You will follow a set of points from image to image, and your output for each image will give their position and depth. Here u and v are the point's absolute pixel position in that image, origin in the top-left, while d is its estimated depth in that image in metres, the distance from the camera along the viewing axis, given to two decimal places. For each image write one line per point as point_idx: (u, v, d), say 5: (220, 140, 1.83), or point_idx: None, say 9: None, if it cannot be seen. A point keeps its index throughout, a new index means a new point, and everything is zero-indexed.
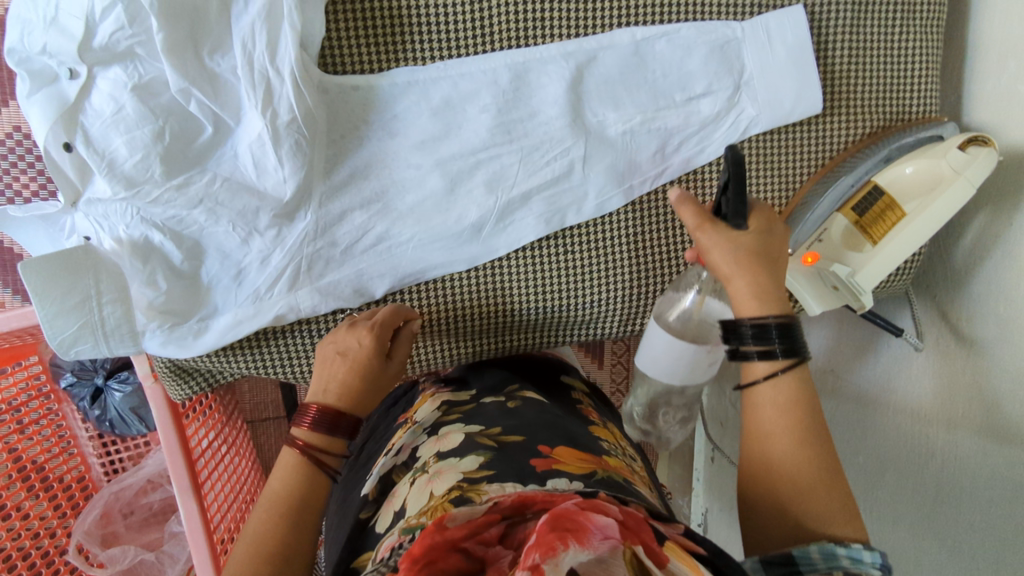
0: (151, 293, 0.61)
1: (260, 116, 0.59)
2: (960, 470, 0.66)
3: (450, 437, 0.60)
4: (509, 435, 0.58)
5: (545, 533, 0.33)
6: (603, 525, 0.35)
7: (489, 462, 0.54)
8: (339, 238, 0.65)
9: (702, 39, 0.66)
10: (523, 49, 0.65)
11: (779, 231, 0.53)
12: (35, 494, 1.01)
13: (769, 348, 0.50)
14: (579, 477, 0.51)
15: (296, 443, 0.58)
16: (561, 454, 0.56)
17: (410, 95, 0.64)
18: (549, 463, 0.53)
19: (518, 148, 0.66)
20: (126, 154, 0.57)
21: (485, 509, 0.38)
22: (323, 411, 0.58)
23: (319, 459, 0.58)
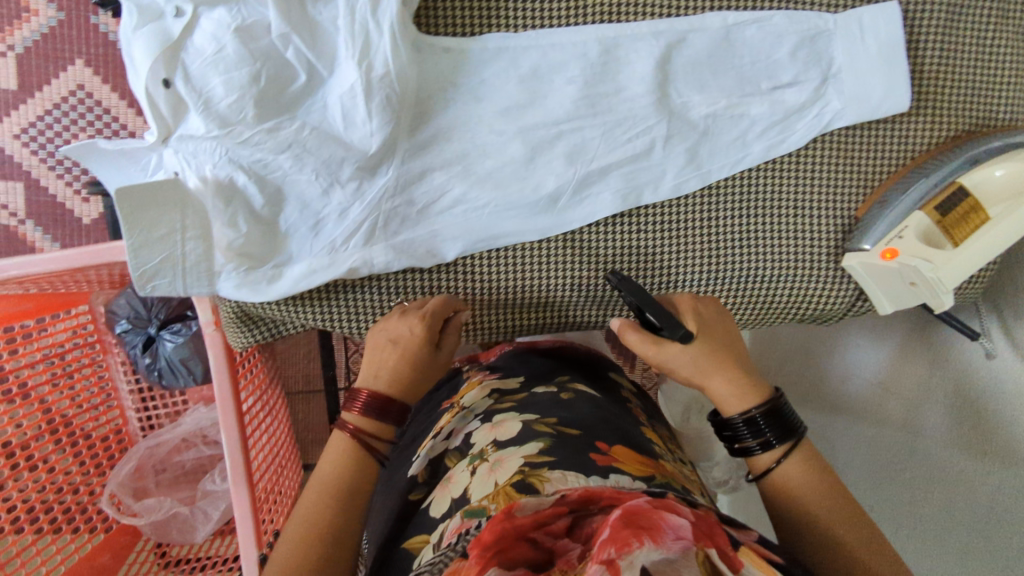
0: (231, 235, 0.61)
1: (356, 67, 0.60)
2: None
3: (509, 426, 0.66)
4: (565, 427, 0.65)
5: (620, 528, 0.36)
6: (676, 525, 0.37)
7: (550, 449, 0.59)
8: (416, 197, 0.65)
9: (793, 28, 0.66)
10: (614, 24, 0.65)
11: (712, 321, 0.61)
12: (62, 449, 1.00)
13: (765, 440, 0.56)
14: (640, 479, 0.56)
15: (347, 429, 0.61)
16: (617, 451, 0.61)
17: (499, 61, 0.64)
18: (609, 460, 0.58)
19: (601, 123, 0.66)
20: (222, 93, 0.58)
21: (554, 501, 0.41)
22: (371, 398, 0.62)
23: (368, 445, 0.61)
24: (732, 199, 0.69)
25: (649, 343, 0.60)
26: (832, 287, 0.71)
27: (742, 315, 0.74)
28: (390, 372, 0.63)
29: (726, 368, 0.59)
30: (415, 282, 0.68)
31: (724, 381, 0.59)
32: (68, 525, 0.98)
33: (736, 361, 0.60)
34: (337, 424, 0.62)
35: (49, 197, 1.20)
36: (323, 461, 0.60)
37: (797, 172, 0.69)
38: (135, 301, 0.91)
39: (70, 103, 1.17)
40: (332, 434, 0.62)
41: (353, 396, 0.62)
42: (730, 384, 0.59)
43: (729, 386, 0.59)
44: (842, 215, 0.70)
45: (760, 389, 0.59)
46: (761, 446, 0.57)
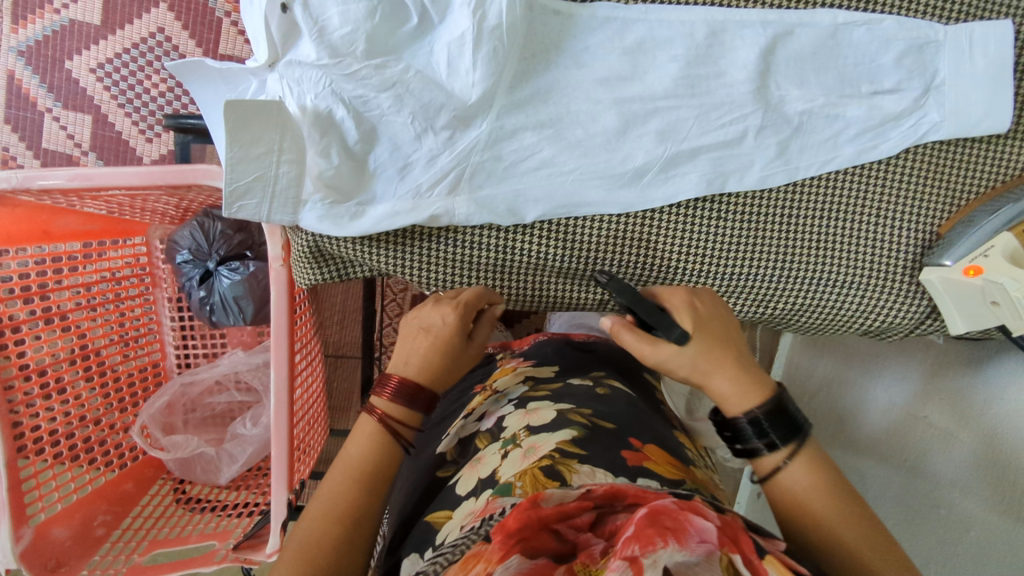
0: (323, 164, 0.62)
1: (470, 14, 0.60)
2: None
3: (543, 412, 0.67)
4: (600, 419, 0.66)
5: (645, 527, 0.38)
6: (703, 527, 0.39)
7: (582, 440, 0.60)
8: (504, 153, 0.66)
9: (902, 35, 0.66)
10: (723, 8, 0.65)
11: (708, 317, 0.59)
12: (94, 387, 0.99)
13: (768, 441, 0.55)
14: (670, 483, 0.56)
15: (375, 415, 0.61)
16: (650, 451, 0.63)
17: (606, 30, 0.65)
18: (639, 459, 0.59)
19: (698, 105, 0.66)
20: (337, 24, 0.59)
21: (578, 496, 0.45)
22: (400, 384, 0.61)
23: (393, 429, 0.61)
24: (818, 197, 0.69)
25: (643, 343, 0.58)
26: (906, 301, 0.70)
27: (808, 317, 0.73)
28: (422, 357, 0.63)
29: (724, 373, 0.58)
30: (491, 239, 0.68)
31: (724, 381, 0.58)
32: (102, 459, 0.99)
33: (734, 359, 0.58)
34: (366, 409, 0.62)
35: (115, 133, 1.22)
36: (351, 443, 0.61)
37: (885, 179, 0.69)
38: (197, 234, 0.92)
39: (150, 43, 1.19)
40: (360, 420, 0.63)
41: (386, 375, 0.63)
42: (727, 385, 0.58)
43: (732, 387, 0.58)
44: (926, 227, 0.69)
45: (761, 390, 0.57)
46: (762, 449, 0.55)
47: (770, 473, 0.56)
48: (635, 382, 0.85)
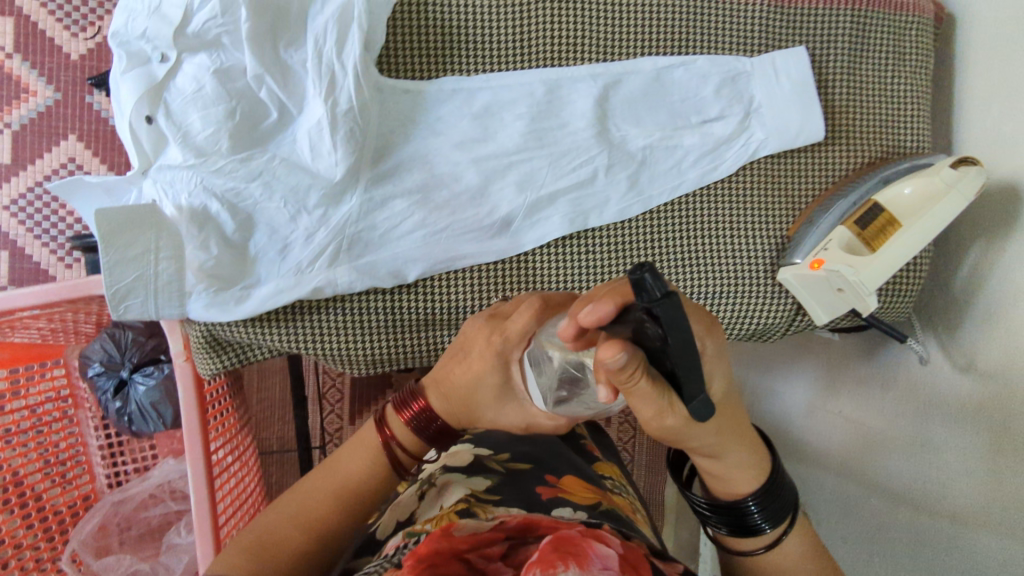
0: (203, 257, 0.66)
1: (322, 102, 0.66)
2: (978, 510, 0.67)
3: (460, 454, 0.66)
4: (516, 463, 0.64)
5: (548, 552, 0.41)
6: (603, 554, 0.42)
7: (497, 487, 0.59)
8: (378, 222, 0.70)
9: (716, 70, 0.74)
10: (556, 68, 0.73)
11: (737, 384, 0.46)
12: (10, 509, 0.91)
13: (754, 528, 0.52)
14: (582, 508, 0.56)
15: (385, 434, 0.59)
16: (566, 482, 0.61)
17: (454, 100, 0.72)
18: (555, 491, 0.58)
19: (548, 154, 0.73)
20: (200, 127, 0.64)
21: (489, 529, 0.46)
22: (427, 418, 0.59)
23: (395, 455, 0.59)
24: (675, 220, 0.75)
25: (654, 402, 0.40)
26: (773, 303, 0.76)
27: None
28: None
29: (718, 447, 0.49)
30: (378, 303, 0.71)
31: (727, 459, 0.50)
32: None
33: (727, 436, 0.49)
34: (380, 420, 0.60)
35: (31, 263, 1.13)
36: (347, 453, 0.60)
37: (731, 196, 0.75)
38: (108, 345, 0.93)
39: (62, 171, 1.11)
40: (371, 425, 0.61)
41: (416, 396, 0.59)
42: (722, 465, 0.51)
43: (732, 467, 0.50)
44: (775, 232, 0.76)
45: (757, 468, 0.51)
46: (744, 530, 0.52)
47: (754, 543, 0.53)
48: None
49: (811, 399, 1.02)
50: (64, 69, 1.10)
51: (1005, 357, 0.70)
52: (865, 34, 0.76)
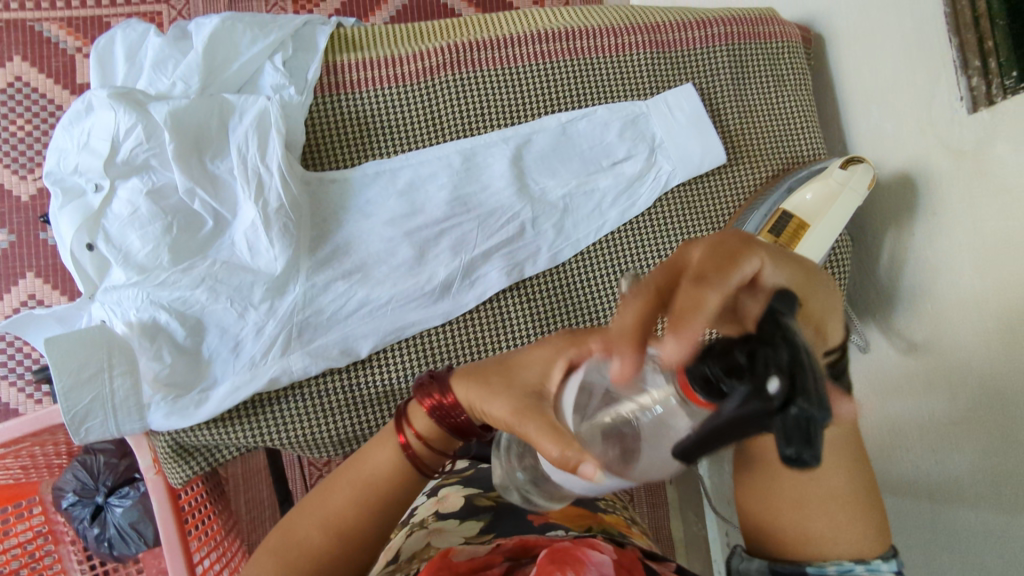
0: (157, 366, 0.68)
1: (254, 204, 0.70)
2: (948, 483, 0.69)
3: (449, 499, 0.65)
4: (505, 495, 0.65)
5: (546, 564, 0.46)
6: (597, 561, 0.47)
7: (490, 526, 0.61)
8: (324, 305, 0.73)
9: (615, 117, 0.81)
10: (469, 137, 0.79)
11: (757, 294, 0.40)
12: None
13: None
14: (574, 529, 0.59)
15: (405, 432, 0.54)
16: (557, 508, 0.63)
17: (379, 182, 0.76)
18: (545, 518, 0.61)
19: (475, 216, 0.77)
20: (139, 246, 0.68)
21: (488, 553, 0.52)
22: (450, 415, 0.53)
23: (417, 452, 0.54)
24: (606, 256, 0.79)
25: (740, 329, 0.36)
26: None
27: None
28: None
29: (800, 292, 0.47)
30: (335, 382, 0.73)
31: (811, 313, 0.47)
32: None
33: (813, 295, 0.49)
34: (400, 415, 0.56)
35: (1, 405, 1.10)
36: (368, 453, 0.56)
37: (653, 225, 0.80)
38: (81, 473, 0.93)
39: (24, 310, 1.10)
40: (392, 421, 0.56)
41: (445, 389, 0.53)
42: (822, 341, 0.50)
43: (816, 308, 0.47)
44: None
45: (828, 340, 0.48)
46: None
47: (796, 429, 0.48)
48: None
49: None
50: (14, 213, 1.11)
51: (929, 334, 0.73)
52: (742, 65, 0.84)
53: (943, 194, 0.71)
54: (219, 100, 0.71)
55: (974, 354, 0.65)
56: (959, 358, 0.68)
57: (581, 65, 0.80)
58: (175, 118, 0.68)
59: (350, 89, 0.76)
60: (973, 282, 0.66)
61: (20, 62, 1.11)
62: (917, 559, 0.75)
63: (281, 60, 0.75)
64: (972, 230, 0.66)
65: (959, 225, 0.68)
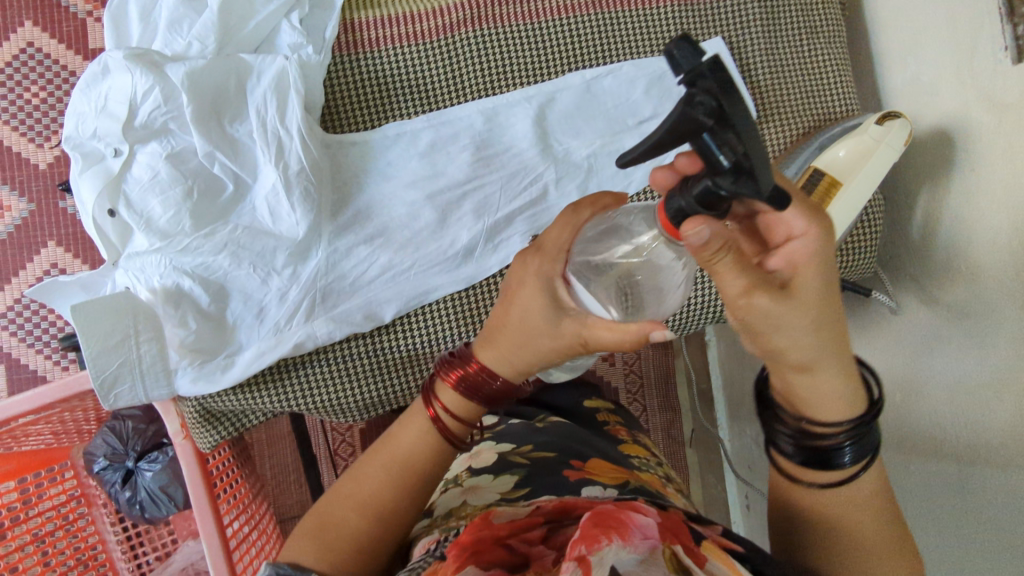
0: (183, 332, 0.68)
1: (274, 168, 0.69)
2: (979, 448, 0.68)
3: (484, 454, 0.69)
4: (539, 452, 0.67)
5: (591, 527, 0.44)
6: (642, 524, 0.45)
7: (524, 480, 0.62)
8: (346, 271, 0.72)
9: (642, 73, 0.78)
10: (491, 97, 0.76)
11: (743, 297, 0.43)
12: None
13: (818, 459, 0.50)
14: (612, 486, 0.59)
15: (433, 406, 0.56)
16: (593, 465, 0.64)
17: (400, 144, 0.75)
18: (581, 474, 0.61)
19: (497, 178, 0.76)
20: (161, 211, 0.67)
21: (529, 514, 0.51)
22: (474, 383, 0.54)
23: (447, 424, 0.56)
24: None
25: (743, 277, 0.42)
26: None
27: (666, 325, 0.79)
28: None
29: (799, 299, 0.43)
30: (359, 347, 0.72)
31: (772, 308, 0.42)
32: None
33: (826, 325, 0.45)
34: (426, 390, 0.57)
35: (30, 372, 1.11)
36: None
37: None
38: (111, 438, 0.94)
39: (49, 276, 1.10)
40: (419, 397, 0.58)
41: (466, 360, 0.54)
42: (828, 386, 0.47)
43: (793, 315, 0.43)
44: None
45: (855, 401, 0.48)
46: (810, 458, 0.50)
47: (805, 475, 0.52)
48: (572, 410, 0.81)
49: None
50: (34, 180, 1.11)
51: (964, 298, 0.71)
52: (774, 16, 0.80)
53: (984, 152, 0.68)
54: (235, 60, 0.69)
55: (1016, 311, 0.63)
56: (997, 322, 0.65)
57: (607, 19, 0.78)
58: (192, 80, 0.66)
59: (368, 48, 0.74)
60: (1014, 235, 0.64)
61: (32, 27, 1.10)
62: (939, 522, 0.74)
63: (298, 18, 0.72)
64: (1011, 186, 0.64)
65: (1001, 184, 0.66)
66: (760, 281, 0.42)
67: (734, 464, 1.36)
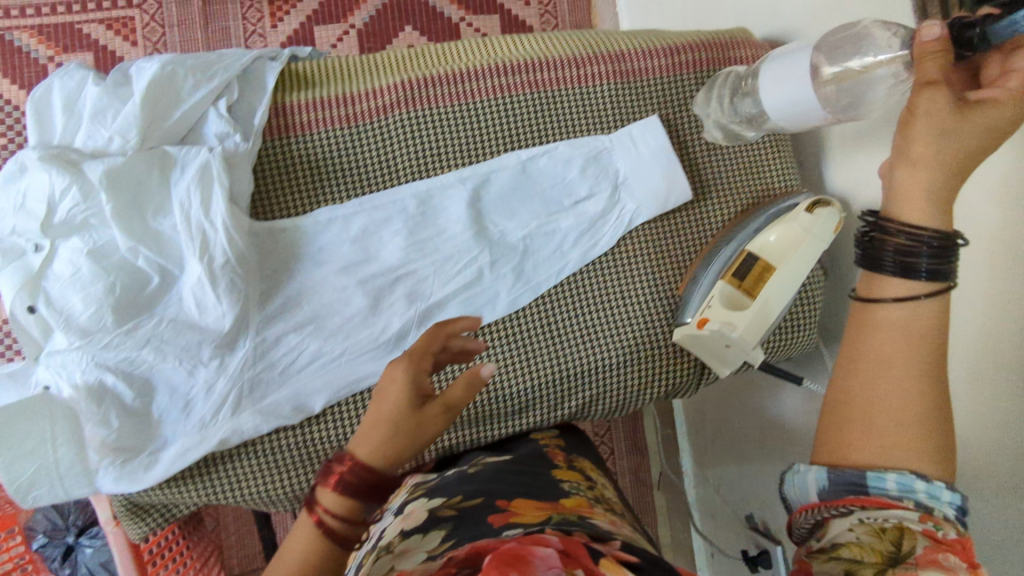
0: (104, 431, 0.67)
1: (198, 262, 0.68)
2: None
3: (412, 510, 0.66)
4: (467, 500, 0.57)
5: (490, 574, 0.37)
6: (542, 557, 0.38)
7: (443, 529, 0.51)
8: (275, 360, 0.72)
9: (577, 153, 0.77)
10: (425, 179, 0.75)
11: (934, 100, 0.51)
12: None
13: (910, 266, 0.53)
14: (533, 523, 0.48)
15: (314, 512, 0.56)
16: (517, 505, 0.55)
17: (332, 229, 0.74)
18: (505, 518, 0.51)
19: (431, 263, 0.75)
20: (81, 308, 0.66)
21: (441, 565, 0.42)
22: (356, 477, 0.57)
23: (331, 526, 0.56)
24: (563, 358, 0.76)
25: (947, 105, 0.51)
26: (676, 359, 0.78)
27: (605, 403, 0.78)
28: None
29: (963, 124, 0.50)
30: (288, 440, 0.71)
31: (939, 108, 0.51)
32: None
33: (945, 165, 0.52)
34: (308, 500, 0.58)
35: None
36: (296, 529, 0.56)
37: (613, 269, 0.78)
38: (52, 513, 0.93)
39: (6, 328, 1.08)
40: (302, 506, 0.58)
41: (341, 460, 0.57)
42: (932, 188, 0.53)
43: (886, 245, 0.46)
44: (659, 335, 0.77)
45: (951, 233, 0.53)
46: (902, 267, 0.54)
47: (878, 291, 0.56)
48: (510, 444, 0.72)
49: (786, 424, 1.00)
50: None
51: None
52: (712, 93, 0.80)
53: None
54: (158, 153, 0.68)
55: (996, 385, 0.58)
56: None
57: (542, 99, 0.77)
58: (110, 176, 0.65)
59: (299, 132, 0.73)
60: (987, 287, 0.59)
61: None
62: None
63: (225, 105, 0.71)
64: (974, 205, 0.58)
65: None
66: (941, 80, 0.51)
67: (698, 510, 1.36)
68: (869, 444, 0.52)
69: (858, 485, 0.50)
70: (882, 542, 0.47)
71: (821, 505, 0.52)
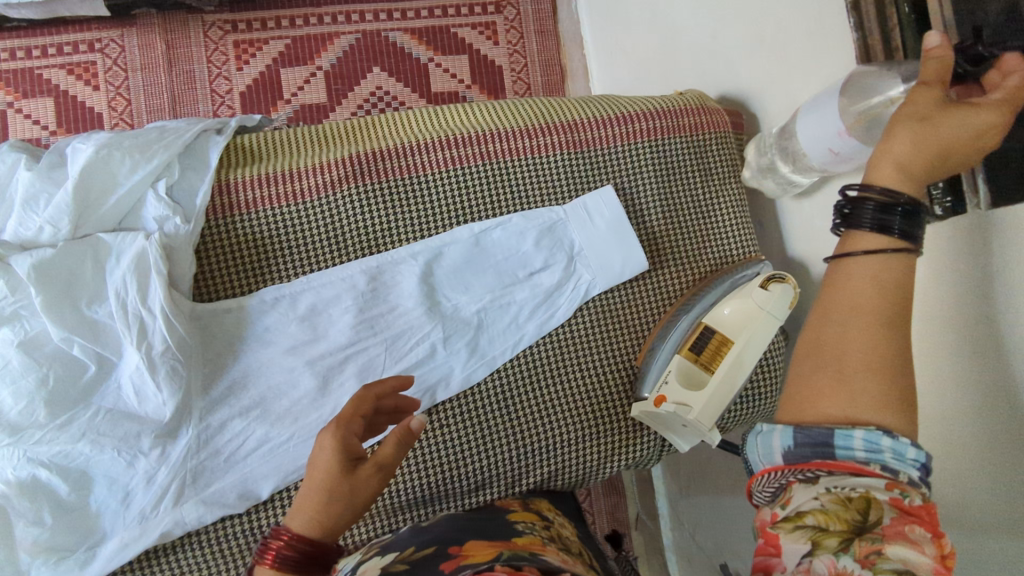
0: (36, 531, 0.64)
1: (136, 350, 0.66)
2: None
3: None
4: (420, 552, 0.56)
5: None
6: None
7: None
8: (220, 447, 0.69)
9: (531, 225, 0.76)
10: (376, 255, 0.74)
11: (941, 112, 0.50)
12: None
13: (887, 225, 0.51)
14: (483, 561, 0.47)
15: None
16: (472, 547, 0.54)
17: (278, 309, 0.72)
18: (455, 562, 0.49)
19: (383, 339, 0.73)
20: (11, 403, 0.63)
21: None
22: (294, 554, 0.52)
23: None
24: (521, 434, 0.74)
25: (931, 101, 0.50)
26: (636, 433, 0.76)
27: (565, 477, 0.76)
28: None
29: (942, 115, 0.49)
30: (234, 529, 0.69)
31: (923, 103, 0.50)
32: None
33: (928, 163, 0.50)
34: None
35: None
36: None
37: (571, 341, 0.76)
38: None
39: None
40: None
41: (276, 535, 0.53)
42: (904, 164, 0.51)
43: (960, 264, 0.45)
44: (617, 409, 0.76)
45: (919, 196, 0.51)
46: (880, 225, 0.51)
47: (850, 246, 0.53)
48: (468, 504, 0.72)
49: None
50: None
51: None
52: (668, 160, 0.79)
53: None
54: (93, 241, 0.66)
55: (962, 464, 0.57)
56: None
57: (494, 171, 0.76)
58: (40, 270, 0.63)
59: (243, 210, 0.71)
60: (948, 365, 0.59)
61: None
62: None
63: (165, 187, 0.69)
64: (927, 285, 0.62)
65: None
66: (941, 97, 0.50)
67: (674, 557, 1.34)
68: (838, 392, 0.49)
69: (825, 448, 0.47)
70: (847, 510, 0.44)
71: (786, 469, 0.49)
